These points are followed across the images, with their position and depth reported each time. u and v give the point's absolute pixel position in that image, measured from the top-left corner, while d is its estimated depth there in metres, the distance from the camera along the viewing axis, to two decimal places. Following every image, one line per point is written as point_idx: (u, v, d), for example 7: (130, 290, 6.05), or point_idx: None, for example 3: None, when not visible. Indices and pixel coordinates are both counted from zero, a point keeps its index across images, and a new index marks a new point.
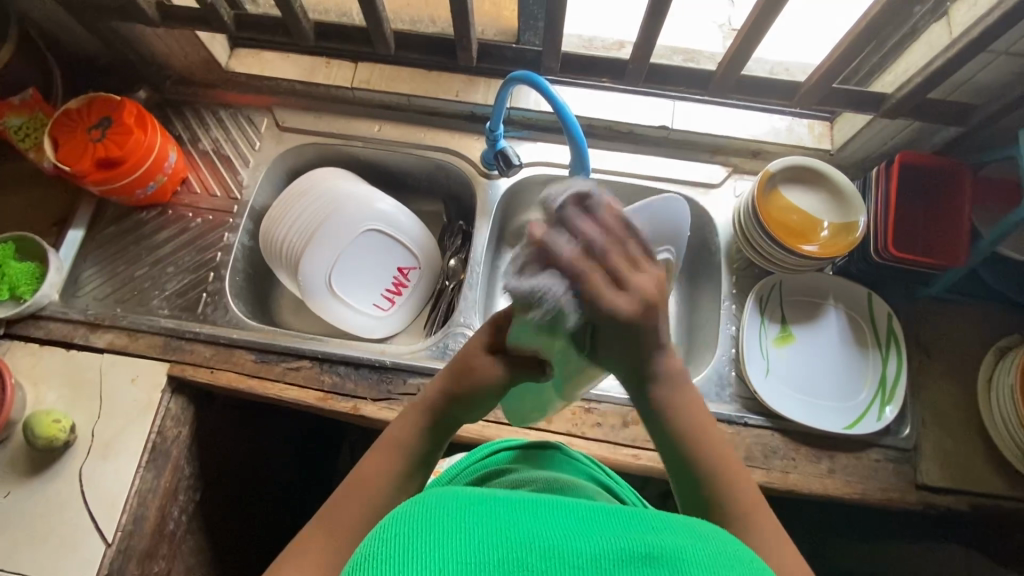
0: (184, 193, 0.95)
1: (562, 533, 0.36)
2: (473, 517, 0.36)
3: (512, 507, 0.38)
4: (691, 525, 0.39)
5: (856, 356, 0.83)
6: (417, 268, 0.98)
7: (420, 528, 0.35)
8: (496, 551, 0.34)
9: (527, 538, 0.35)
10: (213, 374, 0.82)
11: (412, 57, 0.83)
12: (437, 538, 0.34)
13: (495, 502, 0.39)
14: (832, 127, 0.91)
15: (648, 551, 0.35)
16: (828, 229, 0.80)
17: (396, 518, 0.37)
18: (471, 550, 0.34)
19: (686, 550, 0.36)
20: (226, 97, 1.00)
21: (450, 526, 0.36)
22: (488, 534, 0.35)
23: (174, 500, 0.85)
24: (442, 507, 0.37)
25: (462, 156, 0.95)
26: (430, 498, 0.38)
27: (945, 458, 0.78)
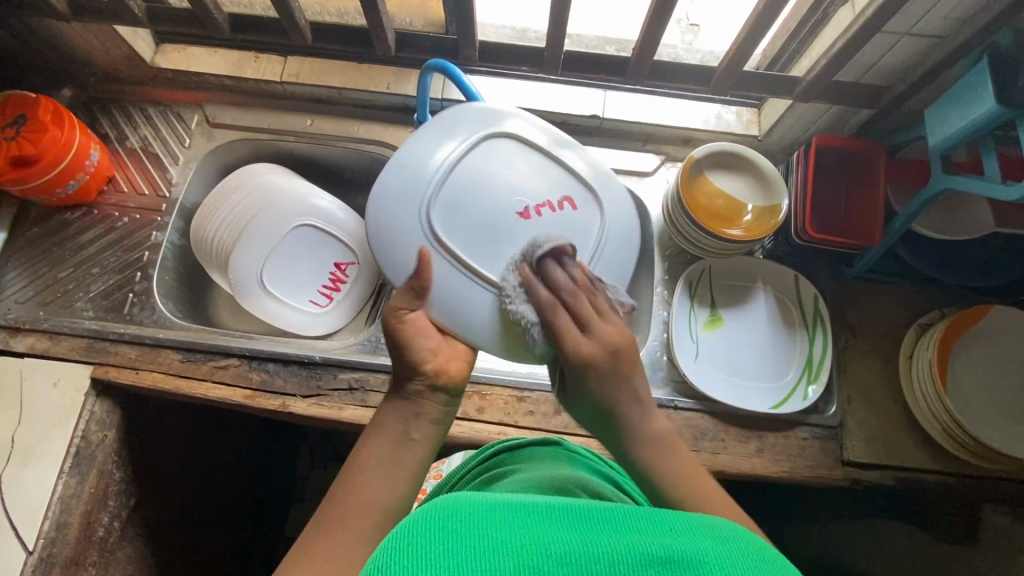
0: (110, 192, 0.93)
1: (581, 539, 0.37)
2: (490, 525, 0.37)
3: (527, 517, 0.38)
4: (705, 522, 0.40)
5: (785, 337, 0.84)
6: (354, 263, 0.96)
7: (436, 534, 0.36)
8: (515, 557, 0.34)
9: (544, 544, 0.36)
10: (138, 375, 0.81)
11: (333, 48, 0.82)
12: (453, 547, 0.35)
13: (511, 510, 0.39)
14: (760, 113, 0.92)
15: (667, 554, 0.35)
16: (752, 212, 0.82)
17: (412, 522, 0.37)
18: (487, 559, 0.34)
19: (703, 553, 0.36)
20: (156, 94, 0.98)
21: (467, 533, 0.36)
22: (507, 541, 0.36)
23: (103, 505, 0.83)
24: (458, 513, 0.38)
25: (396, 148, 0.95)
26: (447, 506, 0.39)
27: (870, 433, 0.79)
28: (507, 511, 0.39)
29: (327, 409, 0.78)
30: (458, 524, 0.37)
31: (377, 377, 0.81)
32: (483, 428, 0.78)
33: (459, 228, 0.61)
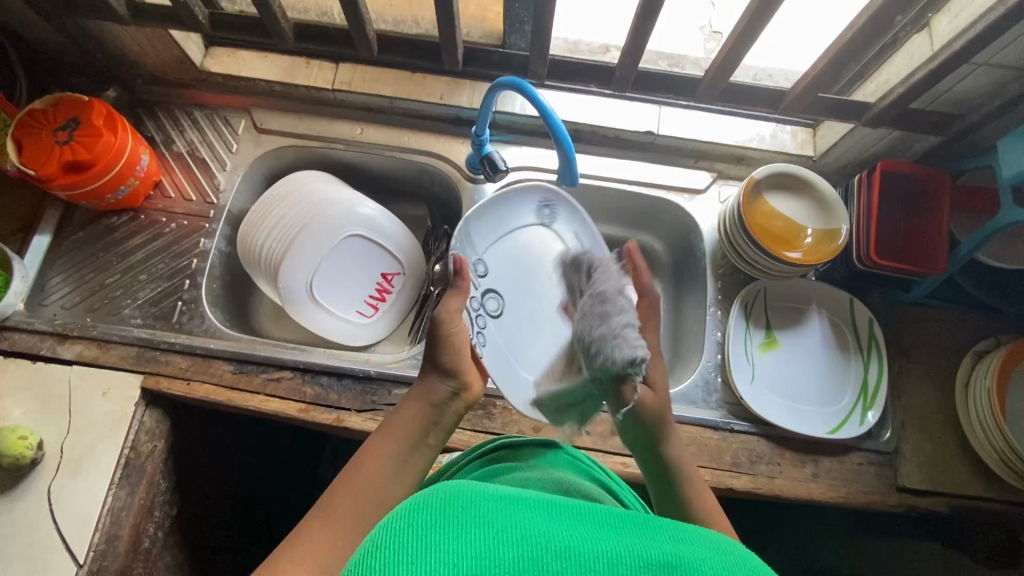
0: (157, 197, 0.91)
1: (580, 536, 0.36)
2: (489, 517, 0.36)
3: (530, 512, 0.38)
4: (711, 536, 0.40)
5: (839, 361, 0.84)
6: (401, 274, 0.96)
7: (439, 520, 0.36)
8: (517, 549, 0.34)
9: (546, 540, 0.35)
10: (189, 386, 0.80)
11: (395, 59, 0.81)
12: (447, 533, 0.35)
13: (513, 506, 0.39)
14: (814, 134, 0.92)
15: (671, 560, 0.35)
16: (812, 236, 0.81)
17: (410, 507, 0.37)
18: (490, 550, 0.34)
19: (711, 566, 0.36)
20: (203, 97, 0.97)
21: (467, 521, 0.36)
22: (510, 532, 0.35)
23: (149, 517, 0.82)
24: (457, 503, 0.37)
25: (446, 159, 0.94)
26: (453, 492, 0.39)
27: (924, 460, 0.79)
28: (509, 505, 0.39)
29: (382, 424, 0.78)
30: (461, 512, 0.37)
31: None
32: None
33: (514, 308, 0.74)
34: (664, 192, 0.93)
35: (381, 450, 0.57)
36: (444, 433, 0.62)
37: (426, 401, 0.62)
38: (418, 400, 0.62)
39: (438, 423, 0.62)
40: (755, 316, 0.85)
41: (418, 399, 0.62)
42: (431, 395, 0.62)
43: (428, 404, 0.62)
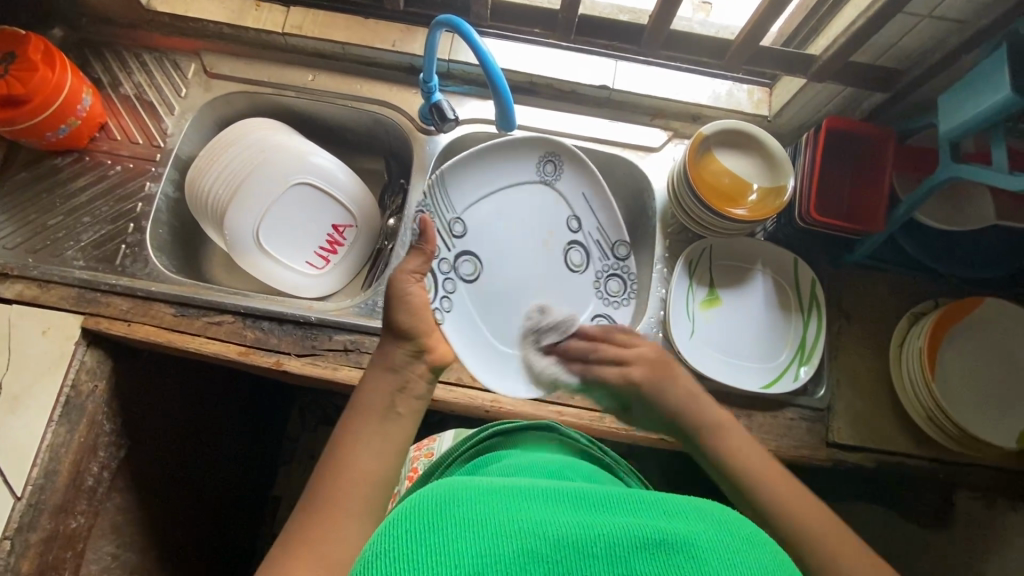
0: (102, 139, 0.90)
1: (578, 523, 0.39)
2: (490, 506, 0.39)
3: (525, 500, 0.40)
4: (695, 505, 0.43)
5: (779, 319, 0.85)
6: (353, 226, 0.96)
7: (439, 519, 0.38)
8: (515, 543, 0.36)
9: (541, 528, 0.38)
10: (130, 327, 0.80)
11: None
12: (447, 537, 0.36)
13: (513, 496, 0.41)
14: (770, 93, 0.91)
15: (662, 537, 0.38)
16: (758, 193, 0.81)
17: (410, 512, 0.39)
18: (490, 540, 0.36)
19: (698, 537, 0.39)
20: (151, 39, 0.95)
21: (465, 514, 0.38)
22: (509, 530, 0.37)
23: (93, 456, 0.83)
24: (457, 503, 0.39)
25: (399, 109, 0.93)
26: (446, 497, 0.40)
27: (855, 417, 0.81)
28: (504, 494, 0.41)
29: (321, 369, 0.78)
30: (463, 510, 0.38)
31: (373, 340, 0.80)
32: (478, 396, 0.79)
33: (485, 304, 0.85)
34: (617, 148, 0.93)
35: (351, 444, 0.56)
36: (415, 399, 0.61)
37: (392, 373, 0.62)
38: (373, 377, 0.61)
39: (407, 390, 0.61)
40: (698, 274, 0.86)
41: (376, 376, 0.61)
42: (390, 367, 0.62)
43: (388, 376, 0.61)
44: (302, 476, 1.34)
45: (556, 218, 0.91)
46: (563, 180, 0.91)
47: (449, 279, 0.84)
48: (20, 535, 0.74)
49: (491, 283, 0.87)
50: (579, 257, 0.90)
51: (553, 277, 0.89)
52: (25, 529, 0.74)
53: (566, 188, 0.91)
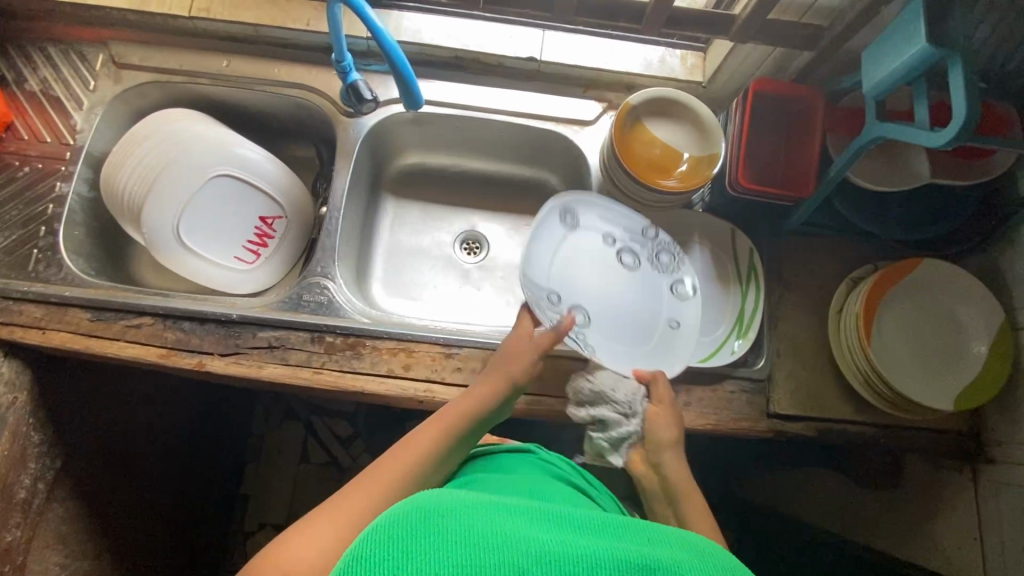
0: (9, 139, 0.86)
1: (565, 543, 0.41)
2: (480, 520, 0.41)
3: (514, 518, 0.42)
4: (675, 534, 0.45)
5: (717, 292, 0.84)
6: (282, 218, 0.93)
7: (433, 526, 0.39)
8: (500, 554, 0.38)
9: (525, 543, 0.39)
10: (44, 335, 0.77)
11: None
12: (434, 544, 0.38)
13: (502, 514, 0.43)
14: (704, 57, 0.87)
15: (644, 561, 0.40)
16: (689, 162, 0.79)
17: (406, 515, 0.40)
18: (480, 552, 0.38)
19: (675, 563, 0.41)
20: (55, 31, 0.90)
21: (458, 524, 0.40)
22: (497, 543, 0.39)
23: (22, 468, 0.81)
24: (450, 514, 0.41)
25: (321, 93, 0.89)
26: (440, 507, 0.42)
27: (796, 387, 0.80)
28: (495, 512, 0.43)
29: (246, 367, 0.76)
30: (456, 523, 0.40)
31: (299, 335, 0.78)
32: (410, 386, 0.77)
33: (616, 336, 0.77)
34: (550, 123, 0.89)
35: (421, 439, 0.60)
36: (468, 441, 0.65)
37: (500, 382, 0.67)
38: (497, 380, 0.67)
39: (456, 433, 0.62)
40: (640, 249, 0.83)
41: (498, 378, 0.67)
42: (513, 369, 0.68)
43: (463, 409, 0.64)
44: (267, 472, 1.33)
45: (598, 252, 0.81)
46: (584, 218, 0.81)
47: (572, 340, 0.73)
48: None
49: (606, 322, 0.78)
50: (632, 259, 0.81)
51: (628, 291, 0.80)
52: None
53: (590, 219, 0.81)
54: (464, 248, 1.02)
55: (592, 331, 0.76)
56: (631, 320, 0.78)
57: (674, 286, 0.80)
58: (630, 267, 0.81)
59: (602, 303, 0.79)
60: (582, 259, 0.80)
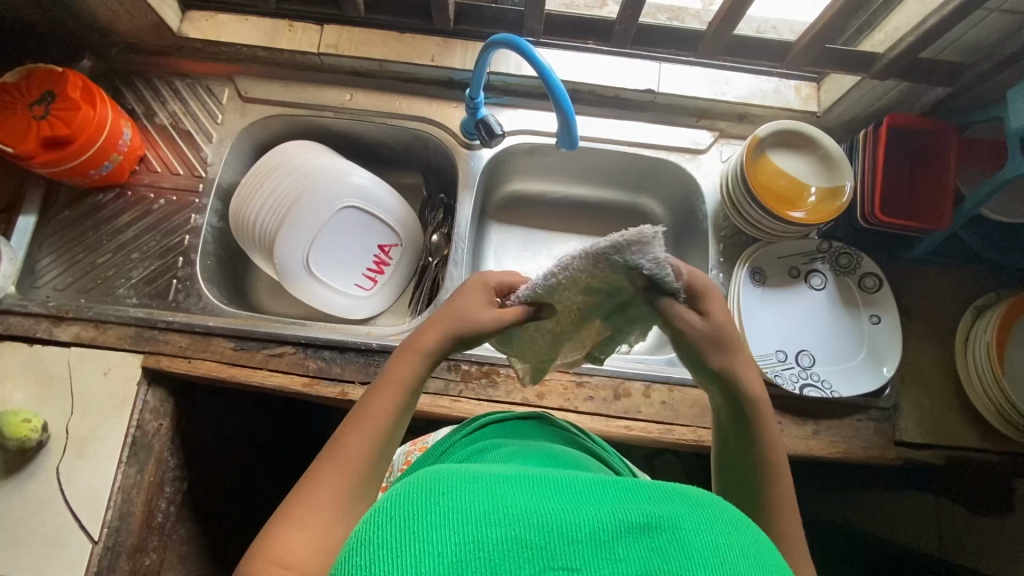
0: (142, 172, 0.89)
1: (562, 508, 0.37)
2: (464, 493, 0.37)
3: (502, 487, 0.38)
4: (684, 491, 0.40)
5: (845, 319, 0.83)
6: (398, 245, 0.95)
7: (410, 512, 0.35)
8: (495, 529, 0.34)
9: (525, 514, 0.35)
10: (191, 364, 0.79)
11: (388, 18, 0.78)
12: (428, 520, 0.35)
13: (498, 483, 0.39)
14: (818, 89, 0.89)
15: (649, 521, 0.36)
16: (816, 194, 0.80)
17: (387, 504, 0.37)
18: (468, 531, 0.34)
19: (688, 520, 0.36)
20: (183, 66, 0.92)
21: (441, 503, 0.36)
22: (486, 513, 0.35)
23: (161, 492, 0.83)
24: (439, 489, 0.37)
25: (441, 125, 0.91)
26: (425, 483, 0.38)
27: (922, 415, 0.80)
28: (487, 483, 0.39)
29: None
30: (436, 499, 0.36)
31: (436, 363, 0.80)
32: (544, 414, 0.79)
33: (834, 349, 0.82)
34: (664, 153, 0.91)
35: (377, 406, 0.53)
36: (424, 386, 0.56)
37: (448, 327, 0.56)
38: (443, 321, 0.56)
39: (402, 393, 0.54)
40: (773, 277, 0.84)
41: (445, 320, 0.56)
42: (462, 305, 0.56)
43: (402, 368, 0.54)
44: None
45: (785, 282, 0.84)
46: (761, 257, 0.85)
47: (814, 385, 0.79)
48: None
49: (827, 349, 0.82)
50: (818, 279, 0.84)
51: (827, 312, 0.83)
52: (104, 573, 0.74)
53: (766, 256, 0.85)
54: None
55: (822, 367, 0.81)
56: (844, 341, 0.82)
57: (861, 282, 0.84)
58: (820, 288, 0.84)
59: (808, 330, 0.83)
60: (775, 302, 0.84)
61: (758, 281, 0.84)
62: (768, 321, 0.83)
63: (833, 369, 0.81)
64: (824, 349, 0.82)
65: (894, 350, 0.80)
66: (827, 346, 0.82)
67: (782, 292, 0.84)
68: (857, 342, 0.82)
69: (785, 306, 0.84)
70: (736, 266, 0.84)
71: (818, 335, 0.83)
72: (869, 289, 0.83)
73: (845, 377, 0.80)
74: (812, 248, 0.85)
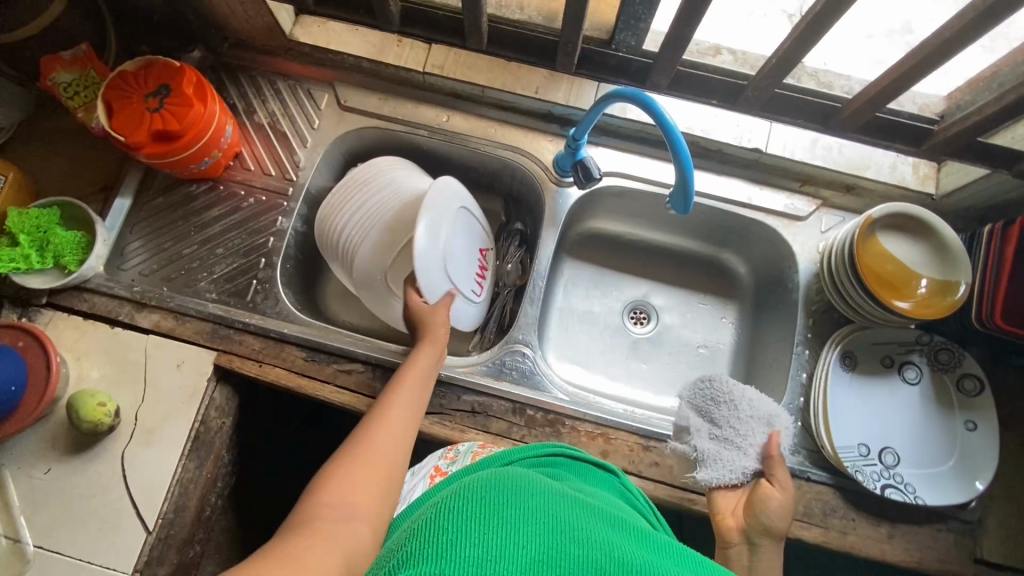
0: (236, 168, 0.89)
1: (640, 555, 0.41)
2: (555, 516, 0.43)
3: (588, 525, 0.43)
4: None
5: (938, 419, 0.78)
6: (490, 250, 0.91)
7: (497, 507, 0.43)
8: (578, 553, 0.39)
9: (607, 548, 0.40)
10: (261, 368, 0.79)
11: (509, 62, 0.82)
12: (515, 525, 0.41)
13: (587, 522, 0.44)
14: (937, 170, 0.84)
15: None
16: (926, 286, 0.75)
17: (479, 497, 0.44)
18: (548, 544, 0.40)
19: None
20: (287, 67, 0.93)
21: (526, 511, 0.43)
22: (570, 539, 0.40)
23: (213, 488, 0.83)
24: (530, 504, 0.44)
25: (534, 158, 0.89)
26: (520, 489, 0.45)
27: (1008, 535, 0.75)
28: (573, 518, 0.44)
29: (449, 430, 0.77)
30: (525, 511, 0.43)
31: (502, 404, 0.79)
32: None
33: (921, 452, 0.77)
34: (760, 215, 0.87)
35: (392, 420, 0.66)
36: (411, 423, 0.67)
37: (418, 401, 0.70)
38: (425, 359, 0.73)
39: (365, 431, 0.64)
40: (865, 363, 0.80)
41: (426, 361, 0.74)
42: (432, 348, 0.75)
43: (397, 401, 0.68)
44: None
45: (877, 370, 0.80)
46: (853, 341, 0.80)
47: (896, 487, 0.75)
48: (149, 569, 0.74)
49: (915, 450, 0.77)
50: (913, 371, 0.79)
51: (919, 408, 0.78)
52: (153, 564, 0.75)
53: (859, 340, 0.80)
54: (632, 319, 0.99)
55: (907, 469, 0.76)
56: (933, 444, 0.77)
57: (959, 382, 0.78)
58: (913, 382, 0.79)
59: (894, 426, 0.78)
60: (863, 391, 0.79)
61: (851, 368, 0.79)
62: (853, 409, 0.78)
63: (919, 473, 0.76)
64: (910, 451, 0.77)
65: (988, 463, 0.75)
66: (913, 447, 0.77)
67: (872, 380, 0.79)
68: (947, 448, 0.77)
69: (873, 396, 0.79)
70: (827, 348, 0.80)
71: (905, 432, 0.78)
72: (969, 392, 0.78)
73: (931, 484, 0.75)
74: (911, 339, 0.80)
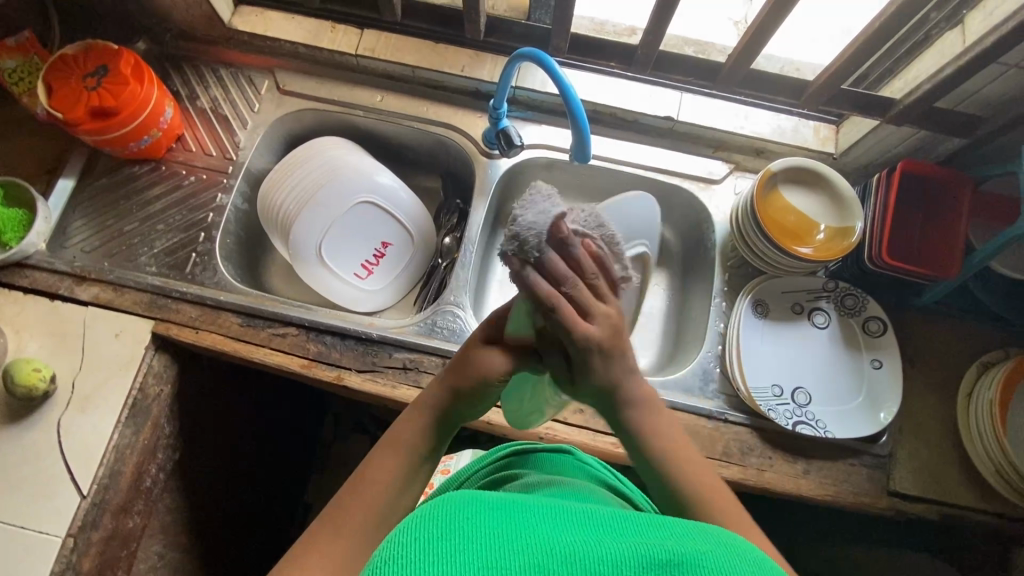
0: (179, 150, 0.93)
1: (584, 541, 0.38)
2: (493, 522, 0.39)
3: (527, 520, 0.40)
4: (707, 531, 0.41)
5: (846, 360, 0.82)
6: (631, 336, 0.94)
7: (438, 529, 0.38)
8: (518, 557, 0.36)
9: (547, 545, 0.38)
10: (197, 335, 0.82)
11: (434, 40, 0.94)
12: (454, 541, 0.37)
13: (525, 515, 0.41)
14: (837, 131, 0.90)
15: (664, 556, 0.37)
16: (824, 233, 0.80)
17: (417, 522, 0.39)
18: (490, 555, 0.36)
19: (705, 557, 0.37)
20: (228, 55, 0.98)
21: (458, 527, 0.39)
22: (507, 539, 0.38)
23: (153, 458, 0.85)
24: (459, 513, 0.40)
25: (463, 132, 0.94)
26: (450, 504, 0.41)
27: (918, 467, 0.78)
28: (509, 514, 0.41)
29: (380, 386, 0.79)
30: (458, 524, 0.39)
31: (432, 359, 0.82)
32: None
33: (830, 391, 0.81)
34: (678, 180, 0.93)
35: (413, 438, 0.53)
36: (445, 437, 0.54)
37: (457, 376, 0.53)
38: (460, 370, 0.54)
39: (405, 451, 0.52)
40: (775, 311, 0.85)
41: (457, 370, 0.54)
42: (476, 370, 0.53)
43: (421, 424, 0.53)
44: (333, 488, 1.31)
45: (788, 321, 0.85)
46: (763, 294, 0.85)
47: (807, 422, 0.78)
48: (82, 533, 0.75)
49: (826, 389, 0.82)
50: (821, 318, 0.85)
51: (827, 351, 0.83)
52: (87, 528, 0.76)
53: (768, 291, 0.85)
54: None
55: (819, 408, 0.80)
56: (840, 382, 0.82)
57: (865, 324, 0.83)
58: (822, 327, 0.84)
59: (805, 368, 0.83)
60: (774, 338, 0.84)
61: (762, 318, 0.84)
62: (765, 353, 0.83)
63: (829, 410, 0.80)
64: (820, 392, 0.81)
65: (892, 396, 0.79)
66: (823, 388, 0.82)
67: (782, 327, 0.84)
68: (854, 387, 0.81)
69: (784, 341, 0.84)
70: (739, 297, 0.84)
71: (815, 373, 0.82)
72: (876, 333, 0.82)
73: (842, 421, 0.79)
74: (817, 288, 0.85)
